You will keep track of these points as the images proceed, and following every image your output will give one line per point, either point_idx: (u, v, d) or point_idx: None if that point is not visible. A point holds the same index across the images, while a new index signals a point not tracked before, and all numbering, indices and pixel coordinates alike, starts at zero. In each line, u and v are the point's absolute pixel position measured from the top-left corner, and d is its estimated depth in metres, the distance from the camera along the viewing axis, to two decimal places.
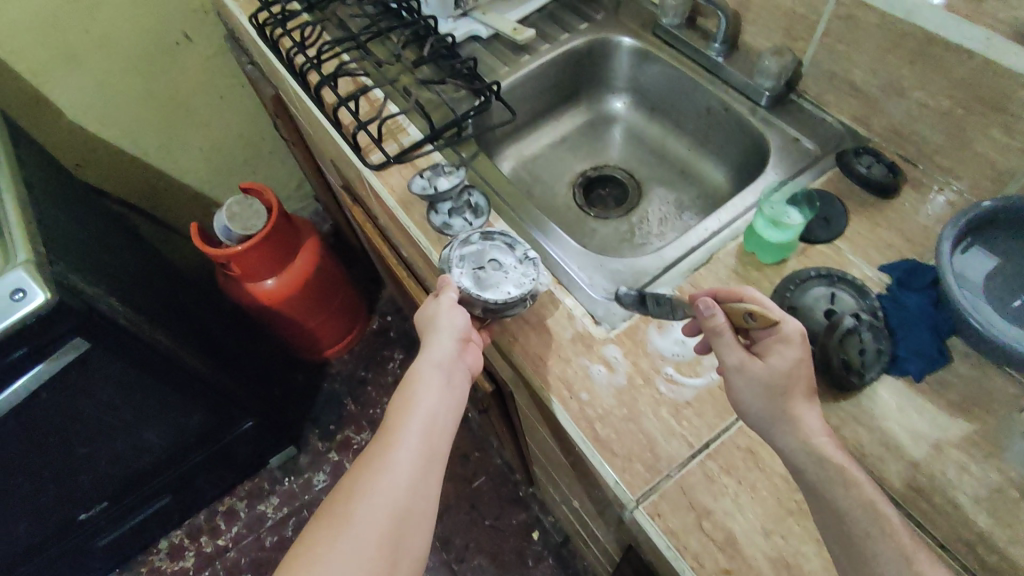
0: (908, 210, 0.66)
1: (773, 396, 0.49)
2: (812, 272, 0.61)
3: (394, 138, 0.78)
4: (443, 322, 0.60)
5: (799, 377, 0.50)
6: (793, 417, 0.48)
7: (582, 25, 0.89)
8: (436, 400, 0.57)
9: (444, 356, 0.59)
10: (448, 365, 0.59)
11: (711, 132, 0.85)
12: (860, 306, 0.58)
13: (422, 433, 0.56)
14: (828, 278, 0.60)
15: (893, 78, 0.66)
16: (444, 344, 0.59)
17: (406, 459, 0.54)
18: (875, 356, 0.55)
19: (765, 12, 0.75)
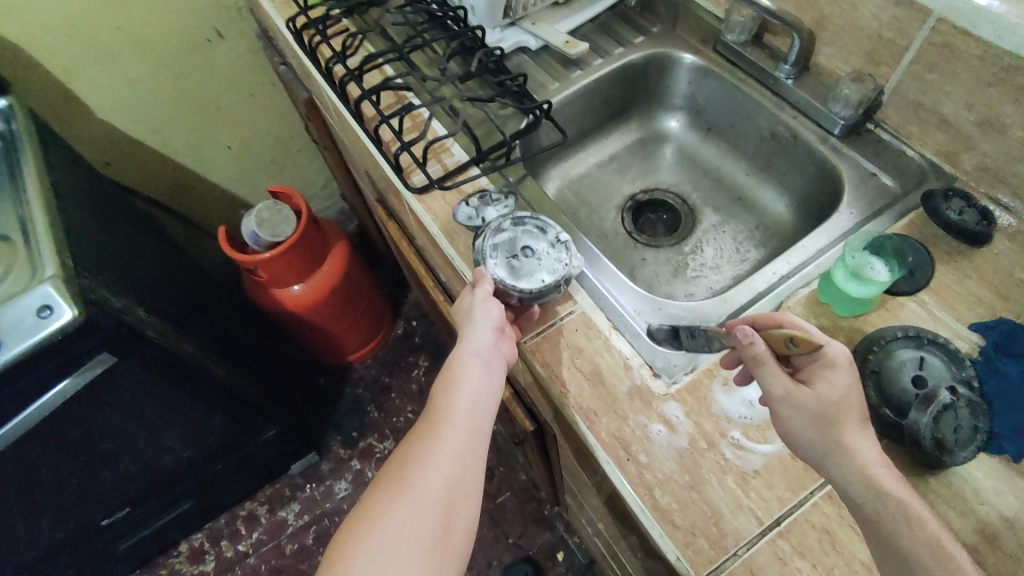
0: (1001, 261, 0.60)
1: (824, 426, 0.46)
2: (900, 332, 0.56)
3: (438, 159, 0.74)
4: (479, 308, 0.57)
5: (850, 403, 0.46)
6: (848, 450, 0.45)
7: (638, 38, 0.84)
8: (477, 386, 0.54)
9: (484, 341, 0.56)
10: (487, 351, 0.56)
11: (774, 159, 0.80)
12: (953, 375, 0.53)
13: (463, 420, 0.52)
14: (918, 340, 0.55)
15: (992, 114, 0.60)
16: (483, 330, 0.56)
17: (449, 448, 0.50)
18: (970, 434, 0.50)
19: (845, 32, 0.69)
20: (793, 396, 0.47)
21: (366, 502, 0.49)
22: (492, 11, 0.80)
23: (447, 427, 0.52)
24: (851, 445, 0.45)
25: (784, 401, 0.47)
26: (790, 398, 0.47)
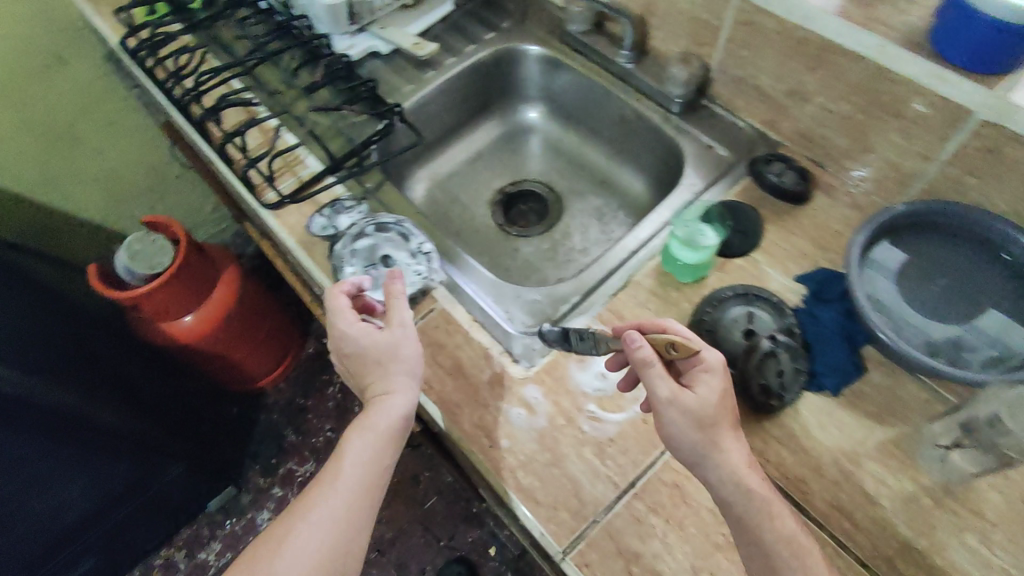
0: (819, 215, 0.66)
1: (705, 428, 0.46)
2: (729, 291, 0.60)
3: (291, 171, 0.73)
4: (395, 357, 0.54)
5: (726, 403, 0.47)
6: (721, 450, 0.46)
7: (488, 34, 0.85)
8: (377, 451, 0.53)
9: (398, 401, 0.54)
10: (399, 414, 0.54)
11: (628, 141, 0.83)
12: (777, 325, 0.58)
13: (349, 486, 0.52)
14: (745, 296, 0.60)
15: (797, 83, 0.65)
16: (398, 388, 0.54)
17: (334, 513, 0.51)
18: (793, 375, 0.55)
19: (670, 17, 0.73)
20: (678, 399, 0.46)
21: (245, 562, 0.50)
22: (336, 19, 0.78)
23: (335, 493, 0.52)
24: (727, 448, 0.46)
25: (670, 405, 0.46)
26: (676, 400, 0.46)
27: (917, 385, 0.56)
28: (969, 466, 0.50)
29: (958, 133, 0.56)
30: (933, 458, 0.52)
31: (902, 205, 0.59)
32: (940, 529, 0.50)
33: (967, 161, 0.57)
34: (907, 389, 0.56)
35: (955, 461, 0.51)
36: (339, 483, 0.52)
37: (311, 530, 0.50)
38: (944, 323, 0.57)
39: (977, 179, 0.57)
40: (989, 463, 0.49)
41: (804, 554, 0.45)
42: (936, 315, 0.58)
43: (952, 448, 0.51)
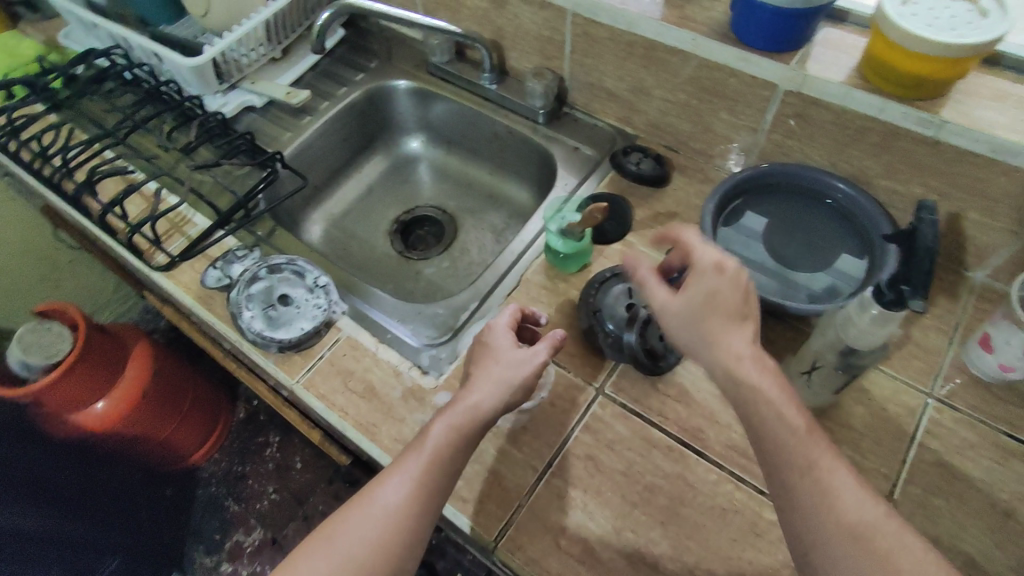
0: (680, 194, 0.73)
1: (699, 325, 0.44)
2: (608, 272, 0.65)
3: (179, 232, 0.73)
4: (505, 362, 0.52)
5: (729, 286, 0.44)
6: (714, 339, 0.43)
7: (358, 76, 0.90)
8: (446, 456, 0.48)
9: (484, 402, 0.49)
10: (481, 416, 0.49)
11: (505, 155, 0.89)
12: None
13: (409, 488, 0.47)
14: (623, 273, 0.65)
15: (637, 81, 0.73)
16: (492, 392, 0.50)
17: (387, 512, 0.46)
18: None
19: (520, 38, 0.80)
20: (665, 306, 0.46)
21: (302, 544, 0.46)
22: (205, 81, 0.81)
23: (392, 489, 0.47)
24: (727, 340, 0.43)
25: (666, 310, 0.46)
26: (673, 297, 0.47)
27: (783, 326, 0.63)
28: (828, 382, 0.55)
29: (770, 105, 0.64)
30: (800, 382, 0.57)
31: (740, 173, 0.66)
32: None
33: (783, 127, 0.66)
34: (775, 331, 0.62)
35: (815, 380, 0.56)
36: (400, 478, 0.47)
37: (364, 522, 0.46)
38: (801, 270, 0.64)
39: (796, 141, 0.66)
40: (843, 377, 0.54)
41: (835, 475, 0.39)
42: (794, 263, 0.65)
43: (811, 370, 0.56)
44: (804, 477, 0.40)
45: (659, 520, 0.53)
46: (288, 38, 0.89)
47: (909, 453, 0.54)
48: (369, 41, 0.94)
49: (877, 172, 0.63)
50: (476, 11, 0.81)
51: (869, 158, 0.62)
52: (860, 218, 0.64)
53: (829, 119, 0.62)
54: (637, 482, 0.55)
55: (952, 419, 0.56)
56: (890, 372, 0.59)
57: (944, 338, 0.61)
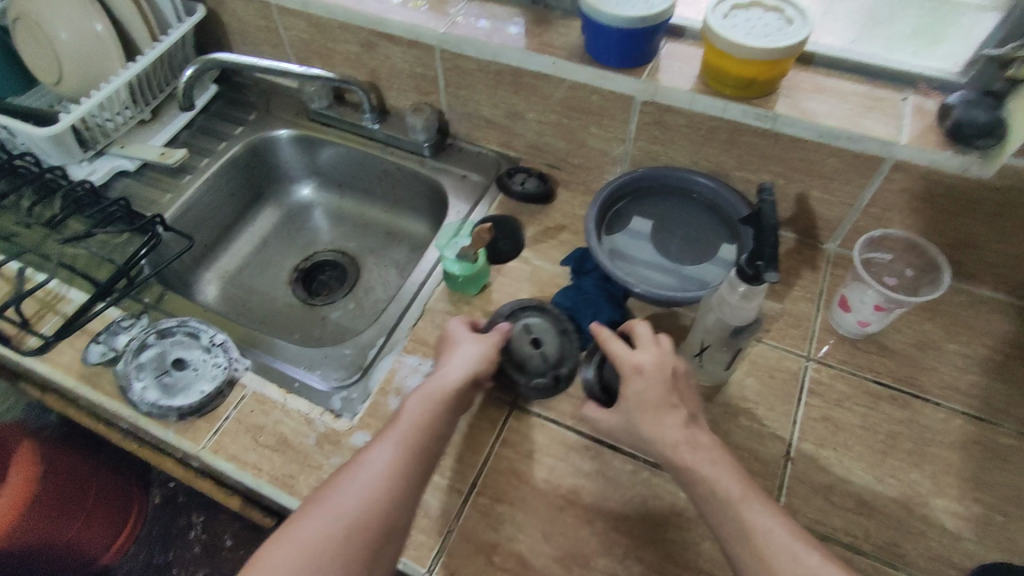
0: (566, 207, 0.77)
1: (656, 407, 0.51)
2: (504, 312, 0.65)
3: (53, 311, 0.68)
4: (468, 345, 0.58)
5: (655, 382, 0.52)
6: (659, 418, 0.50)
7: (237, 129, 0.89)
8: (429, 423, 0.52)
9: (451, 379, 0.55)
10: (451, 391, 0.55)
11: (397, 191, 0.90)
12: (550, 319, 0.64)
13: (398, 451, 0.50)
14: (514, 312, 0.65)
15: (510, 107, 0.77)
16: (455, 371, 0.56)
17: (376, 473, 0.49)
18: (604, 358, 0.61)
19: (394, 77, 0.82)
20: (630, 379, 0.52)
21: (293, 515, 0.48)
22: (66, 149, 0.77)
23: (382, 455, 0.50)
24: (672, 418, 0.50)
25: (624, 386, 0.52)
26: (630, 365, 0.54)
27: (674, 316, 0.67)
28: (720, 363, 0.60)
29: (631, 116, 0.70)
30: (696, 367, 0.61)
31: (617, 179, 0.71)
32: (722, 422, 0.59)
33: (646, 135, 0.71)
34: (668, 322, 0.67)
35: (709, 362, 0.60)
36: (389, 444, 0.51)
37: (357, 483, 0.48)
38: (683, 263, 0.70)
39: (660, 146, 0.72)
40: (730, 354, 0.59)
41: (755, 514, 0.45)
42: (677, 258, 0.70)
43: (703, 353, 0.60)
44: (739, 538, 0.44)
45: (586, 519, 0.54)
46: (156, 98, 0.87)
47: (797, 413, 0.60)
48: (245, 95, 0.94)
49: (731, 165, 0.70)
50: (348, 55, 0.83)
51: (722, 154, 0.69)
52: (726, 208, 0.70)
53: (683, 123, 0.68)
54: (561, 486, 0.56)
55: (828, 377, 0.62)
56: (770, 343, 0.65)
57: (812, 305, 0.67)
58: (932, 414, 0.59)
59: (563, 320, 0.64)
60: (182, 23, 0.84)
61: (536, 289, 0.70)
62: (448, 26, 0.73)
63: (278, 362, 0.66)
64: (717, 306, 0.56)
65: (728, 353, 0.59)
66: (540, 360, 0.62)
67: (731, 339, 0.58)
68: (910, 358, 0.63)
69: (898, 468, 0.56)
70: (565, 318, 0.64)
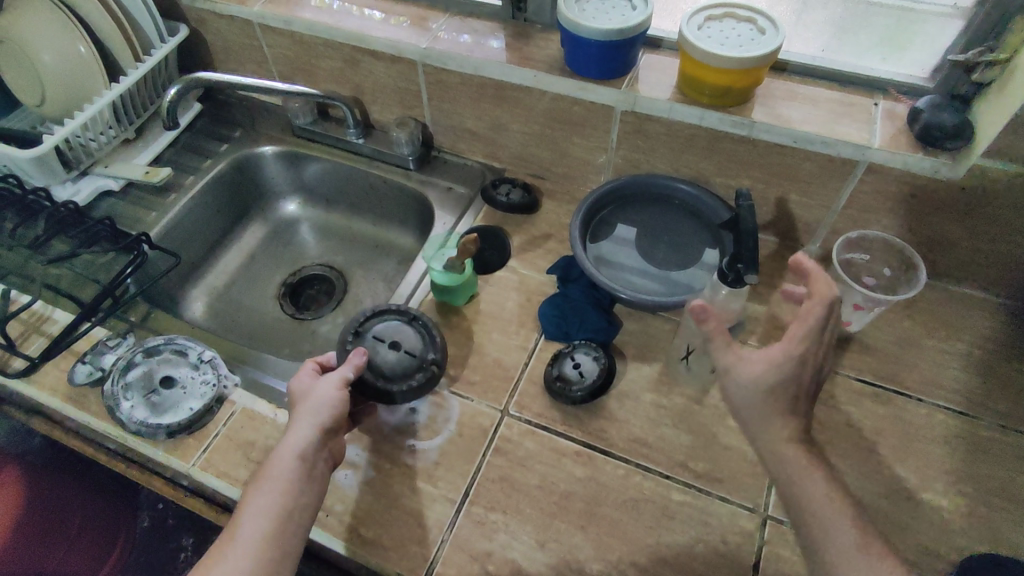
0: (551, 216, 0.78)
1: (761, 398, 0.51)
2: (349, 336, 0.61)
3: (37, 332, 0.68)
4: (316, 401, 0.54)
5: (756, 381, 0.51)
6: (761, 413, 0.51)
7: (222, 147, 0.89)
8: (287, 497, 0.49)
9: (300, 442, 0.51)
10: (302, 455, 0.51)
11: (384, 205, 0.91)
12: (395, 318, 0.63)
13: (249, 551, 0.47)
14: (354, 335, 0.61)
15: (494, 119, 0.78)
16: (304, 430, 0.52)
17: (237, 572, 0.45)
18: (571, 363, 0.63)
19: (379, 93, 0.83)
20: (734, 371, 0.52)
21: None
22: (49, 170, 0.77)
23: (232, 560, 0.46)
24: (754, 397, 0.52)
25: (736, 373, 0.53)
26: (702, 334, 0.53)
27: (660, 320, 0.68)
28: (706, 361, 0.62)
29: (612, 125, 0.71)
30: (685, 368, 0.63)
31: (601, 187, 0.72)
32: (711, 423, 0.60)
33: (628, 143, 0.73)
34: (656, 327, 0.67)
35: (695, 363, 0.63)
36: (238, 545, 0.47)
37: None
38: (668, 269, 0.71)
39: (642, 154, 0.73)
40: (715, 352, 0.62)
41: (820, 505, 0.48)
42: (662, 264, 0.71)
43: (690, 355, 0.62)
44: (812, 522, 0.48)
45: (579, 524, 0.55)
46: (140, 118, 0.87)
47: None
48: (230, 112, 0.94)
49: (712, 171, 0.71)
50: (331, 71, 0.84)
51: (703, 161, 0.70)
52: (707, 213, 0.71)
53: (664, 132, 0.69)
54: (553, 492, 0.56)
55: None
56: (756, 345, 0.66)
57: (796, 306, 0.69)
58: (914, 410, 0.60)
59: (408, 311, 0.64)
60: (165, 43, 0.84)
61: (523, 298, 0.71)
62: (429, 41, 0.74)
63: (268, 377, 0.66)
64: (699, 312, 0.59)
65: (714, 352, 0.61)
66: (408, 357, 0.60)
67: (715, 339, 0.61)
68: (892, 356, 0.64)
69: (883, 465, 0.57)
70: (408, 309, 0.64)
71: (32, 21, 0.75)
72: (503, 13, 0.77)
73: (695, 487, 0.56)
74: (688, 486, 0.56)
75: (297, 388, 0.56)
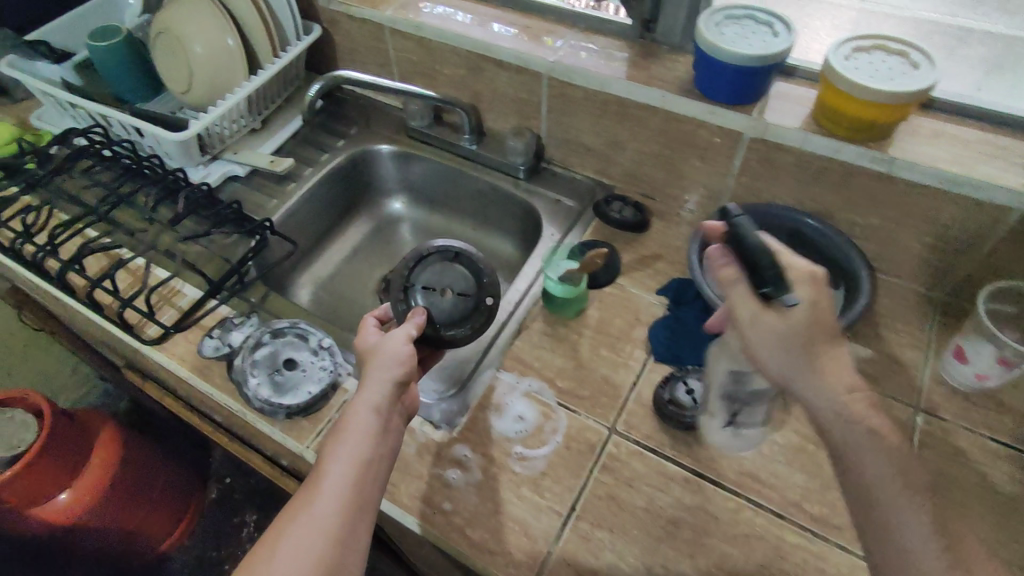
0: (661, 237, 0.78)
1: (803, 349, 0.48)
2: (398, 304, 0.63)
3: (169, 303, 0.73)
4: (388, 356, 0.54)
5: (791, 327, 0.48)
6: (823, 364, 0.48)
7: (338, 142, 0.93)
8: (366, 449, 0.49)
9: (377, 397, 0.52)
10: (379, 409, 0.51)
11: (487, 210, 0.92)
12: (438, 268, 0.67)
13: (336, 493, 0.47)
14: (403, 297, 0.64)
15: (611, 135, 0.78)
16: (380, 385, 0.52)
17: (325, 519, 0.45)
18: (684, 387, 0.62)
19: (497, 101, 0.84)
20: (759, 320, 0.49)
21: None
22: (188, 153, 0.83)
23: (322, 502, 0.46)
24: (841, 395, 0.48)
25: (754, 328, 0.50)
26: (753, 320, 0.50)
27: None
28: (752, 416, 0.59)
29: (738, 151, 0.70)
30: (732, 436, 0.59)
31: (720, 213, 0.71)
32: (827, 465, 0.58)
33: (750, 170, 0.71)
34: None
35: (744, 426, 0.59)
36: (325, 492, 0.46)
37: (302, 543, 0.44)
38: None
39: (763, 183, 0.72)
40: (757, 404, 0.58)
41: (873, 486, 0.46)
42: None
43: (734, 421, 0.59)
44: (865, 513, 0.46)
45: (687, 553, 0.54)
46: (266, 110, 0.92)
47: None
48: (345, 109, 0.98)
49: (838, 206, 0.69)
50: (453, 77, 0.86)
51: (829, 195, 0.68)
52: (829, 250, 0.68)
53: (792, 161, 0.68)
54: (661, 516, 0.56)
55: (941, 430, 0.60)
56: (876, 390, 0.63)
57: (922, 353, 0.66)
58: None
59: (450, 253, 0.68)
60: (300, 42, 0.89)
61: (631, 317, 0.71)
62: (556, 56, 0.76)
63: None
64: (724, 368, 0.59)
65: (758, 403, 0.58)
66: (462, 300, 0.65)
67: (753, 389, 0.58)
68: None
69: (1018, 532, 0.54)
70: (450, 249, 0.68)
71: (192, 16, 0.82)
72: (631, 32, 0.77)
73: (809, 530, 0.55)
74: (801, 528, 0.55)
75: (365, 344, 0.57)
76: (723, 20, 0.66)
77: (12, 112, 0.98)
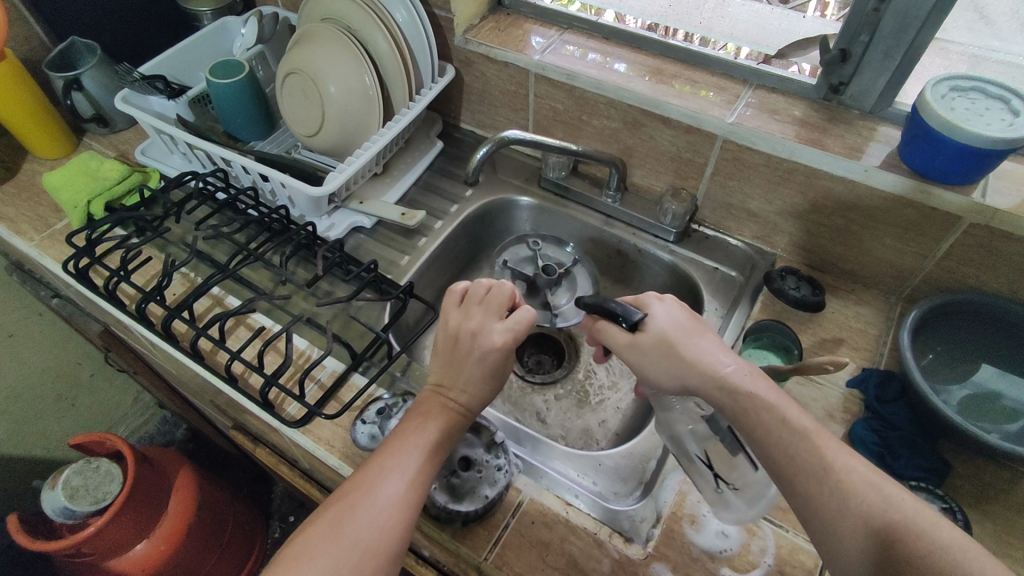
0: (837, 317, 0.72)
1: (669, 354, 0.51)
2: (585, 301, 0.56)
3: (309, 377, 0.67)
4: (479, 353, 0.54)
5: (679, 328, 0.52)
6: (689, 358, 0.50)
7: (466, 192, 0.88)
8: (437, 446, 0.50)
9: (462, 398, 0.53)
10: (459, 411, 0.53)
11: (626, 270, 0.87)
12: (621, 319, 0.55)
13: (408, 476, 0.48)
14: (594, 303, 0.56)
15: (787, 204, 0.72)
16: (466, 386, 0.54)
17: (391, 500, 0.46)
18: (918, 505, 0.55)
19: (651, 157, 0.79)
20: (636, 341, 0.53)
21: (302, 539, 0.44)
22: (318, 205, 0.76)
23: (393, 481, 0.47)
24: (737, 384, 0.48)
25: (631, 347, 0.53)
26: (627, 347, 0.54)
27: (994, 467, 0.60)
28: (746, 473, 0.50)
29: (949, 236, 0.63)
30: (736, 498, 0.51)
31: (923, 305, 0.64)
32: None
33: (958, 255, 0.64)
34: (990, 473, 0.59)
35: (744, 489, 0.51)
36: (395, 472, 0.47)
37: (365, 517, 0.45)
38: (962, 386, 0.63)
39: (972, 268, 0.65)
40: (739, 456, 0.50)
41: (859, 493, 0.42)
42: (954, 379, 0.64)
43: (725, 482, 0.51)
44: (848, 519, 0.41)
45: None
46: (390, 154, 0.84)
47: None
48: (466, 153, 0.93)
49: None
50: (602, 129, 0.80)
51: None
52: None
53: (1019, 252, 0.60)
54: None
55: None
56: None
57: None
58: None
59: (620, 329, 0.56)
60: (435, 84, 0.82)
61: (822, 412, 0.64)
62: (737, 117, 0.69)
63: (553, 461, 0.64)
64: (672, 425, 0.55)
65: (735, 455, 0.50)
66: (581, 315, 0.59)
67: (718, 442, 0.51)
68: None
69: None
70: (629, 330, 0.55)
71: (330, 53, 0.75)
72: (814, 93, 0.71)
73: None
74: None
75: (462, 327, 0.56)
76: (949, 92, 0.59)
77: (113, 145, 0.93)
